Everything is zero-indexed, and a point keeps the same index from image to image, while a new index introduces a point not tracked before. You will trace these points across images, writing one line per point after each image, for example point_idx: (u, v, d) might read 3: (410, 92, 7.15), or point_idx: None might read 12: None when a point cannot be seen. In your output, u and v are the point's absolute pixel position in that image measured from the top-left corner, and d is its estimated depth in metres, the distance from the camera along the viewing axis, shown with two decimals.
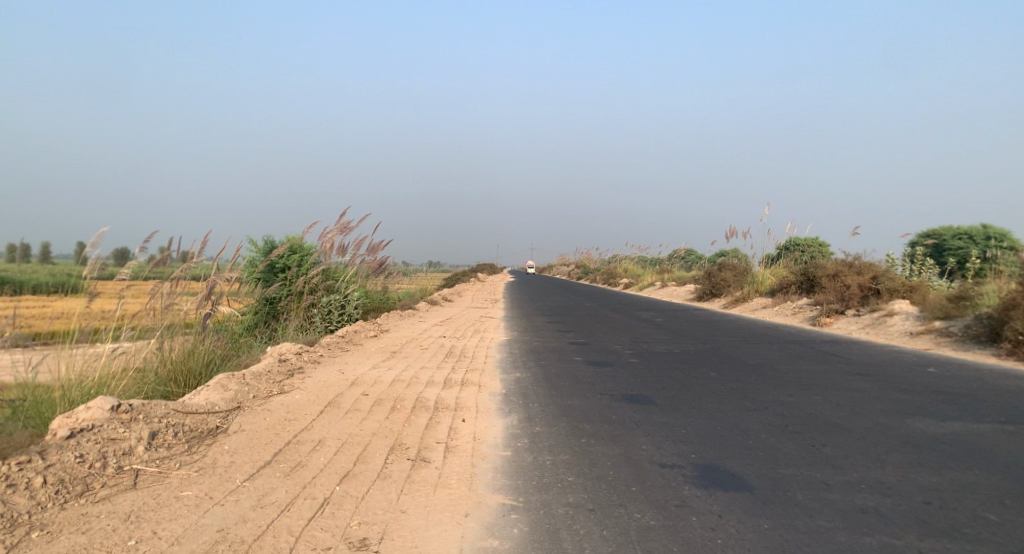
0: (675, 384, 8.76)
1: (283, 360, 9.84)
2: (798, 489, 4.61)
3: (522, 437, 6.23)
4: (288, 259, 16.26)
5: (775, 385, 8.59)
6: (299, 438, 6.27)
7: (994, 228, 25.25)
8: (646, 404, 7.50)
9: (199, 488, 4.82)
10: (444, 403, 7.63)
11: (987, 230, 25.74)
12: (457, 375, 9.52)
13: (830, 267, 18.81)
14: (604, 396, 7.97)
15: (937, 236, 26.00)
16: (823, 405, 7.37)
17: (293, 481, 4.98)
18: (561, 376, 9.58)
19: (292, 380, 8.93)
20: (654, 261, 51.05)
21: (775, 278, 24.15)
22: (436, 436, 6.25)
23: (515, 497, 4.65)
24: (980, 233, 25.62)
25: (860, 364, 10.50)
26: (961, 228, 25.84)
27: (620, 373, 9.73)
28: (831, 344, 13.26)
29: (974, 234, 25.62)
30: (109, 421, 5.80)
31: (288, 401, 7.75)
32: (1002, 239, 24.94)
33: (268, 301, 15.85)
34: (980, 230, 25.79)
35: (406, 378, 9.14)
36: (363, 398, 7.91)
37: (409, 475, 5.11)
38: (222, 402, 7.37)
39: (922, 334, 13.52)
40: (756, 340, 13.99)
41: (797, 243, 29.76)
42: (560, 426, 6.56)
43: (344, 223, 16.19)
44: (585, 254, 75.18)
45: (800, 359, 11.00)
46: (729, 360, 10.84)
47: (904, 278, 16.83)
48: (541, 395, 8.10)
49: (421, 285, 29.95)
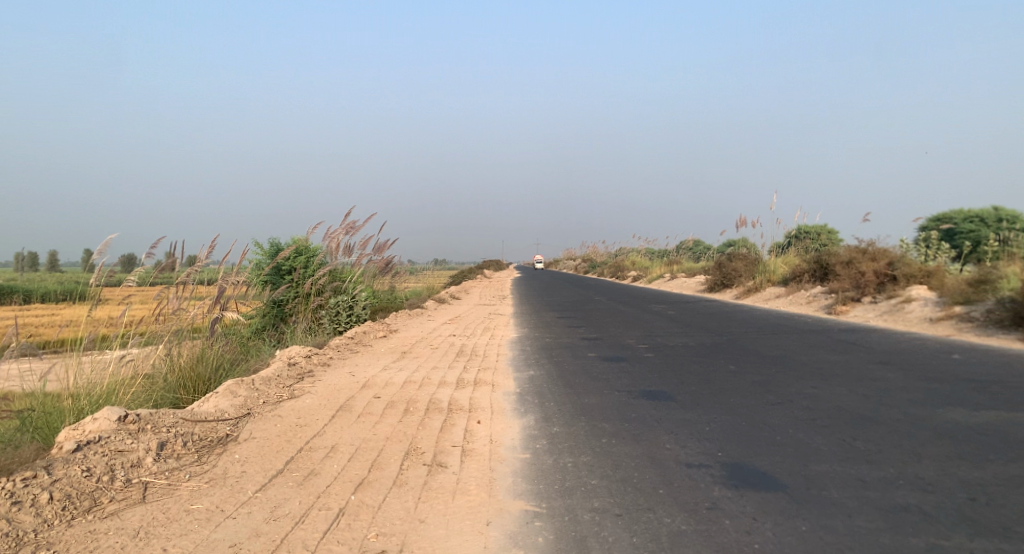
0: (694, 378, 8.56)
1: (292, 364, 9.68)
2: (834, 488, 4.41)
3: (540, 438, 6.05)
4: (294, 261, 16.09)
5: (796, 377, 8.37)
6: (311, 445, 6.11)
7: (1006, 210, 24.88)
8: (666, 400, 7.30)
9: (210, 501, 4.65)
10: (458, 404, 7.45)
11: (999, 212, 25.36)
12: (470, 375, 9.33)
13: (843, 255, 18.53)
14: (622, 393, 7.78)
15: (948, 220, 25.62)
16: (849, 396, 7.15)
17: (307, 491, 4.80)
18: (575, 373, 9.37)
19: (302, 384, 8.77)
20: (661, 253, 50.73)
21: (786, 267, 23.84)
22: (452, 439, 6.07)
23: (538, 503, 4.46)
24: (991, 216, 25.25)
25: (882, 352, 10.25)
26: (972, 211, 25.53)
27: (636, 368, 9.52)
28: (849, 332, 13.01)
29: (985, 217, 25.29)
30: (116, 432, 5.63)
31: (298, 406, 7.58)
32: (1014, 221, 24.57)
33: (276, 304, 15.69)
34: (991, 213, 25.45)
35: (417, 379, 8.97)
36: (376, 401, 7.73)
37: (426, 482, 4.93)
38: (232, 409, 7.21)
39: (942, 320, 13.24)
40: (771, 330, 13.74)
41: (806, 231, 29.42)
42: (579, 425, 6.37)
43: (350, 223, 16.04)
44: (592, 247, 74.87)
45: (819, 349, 10.75)
46: (746, 352, 10.63)
47: (921, 263, 16.51)
48: (557, 394, 7.91)
49: (429, 283, 29.79)
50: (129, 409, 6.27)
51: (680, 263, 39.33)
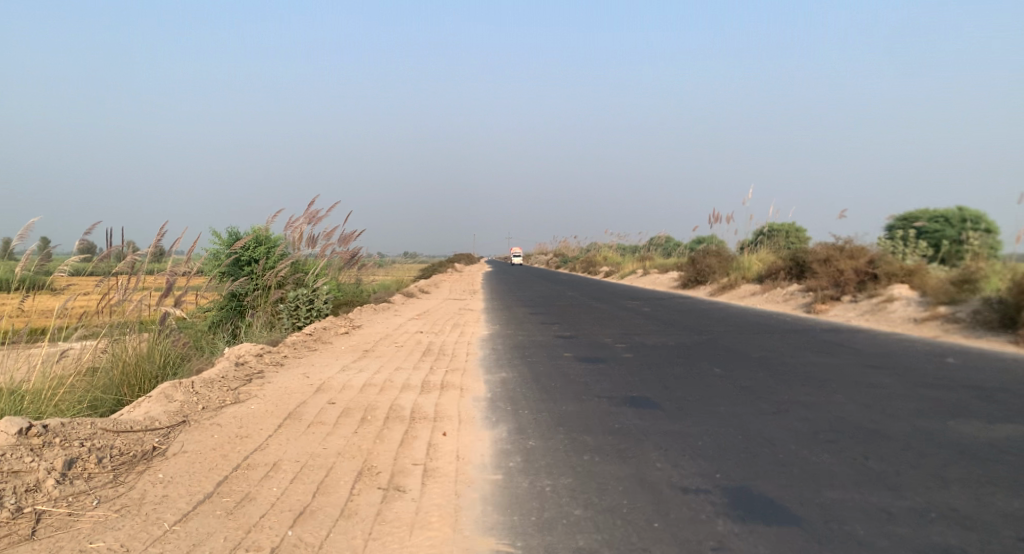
0: (678, 382, 7.93)
1: (240, 365, 8.82)
2: (857, 521, 3.77)
3: (513, 454, 5.35)
4: (254, 251, 15.17)
5: (788, 382, 7.78)
6: (250, 461, 5.33)
7: (970, 210, 24.80)
8: (651, 409, 6.65)
9: (114, 537, 3.85)
10: (421, 413, 6.70)
11: (962, 212, 25.27)
12: (436, 377, 8.57)
13: (820, 252, 18.12)
14: (601, 400, 7.12)
15: (914, 219, 25.48)
16: (848, 405, 6.56)
17: (235, 523, 4.04)
18: (550, 375, 8.68)
19: (249, 386, 7.94)
20: (634, 249, 50.29)
21: (761, 264, 23.40)
22: (412, 456, 5.33)
23: (511, 541, 3.76)
24: (954, 216, 25.15)
25: (872, 355, 9.71)
26: (936, 211, 25.46)
27: (614, 371, 8.86)
28: (832, 333, 12.51)
29: (948, 216, 25.22)
30: (14, 449, 4.78)
31: (242, 413, 6.78)
32: (977, 221, 24.50)
33: (234, 296, 14.77)
34: (954, 212, 25.35)
35: (378, 382, 8.19)
36: (330, 407, 6.95)
37: (380, 512, 4.21)
38: (163, 416, 6.37)
39: (927, 320, 12.78)
40: (752, 330, 13.19)
41: (778, 228, 29.04)
42: (556, 438, 5.67)
43: (313, 212, 15.18)
44: (564, 242, 74.32)
45: (806, 351, 10.19)
46: (729, 353, 10.05)
47: (901, 262, 16.09)
48: (531, 400, 7.22)
49: (399, 277, 28.93)
50: (38, 420, 5.42)
51: (652, 259, 38.87)
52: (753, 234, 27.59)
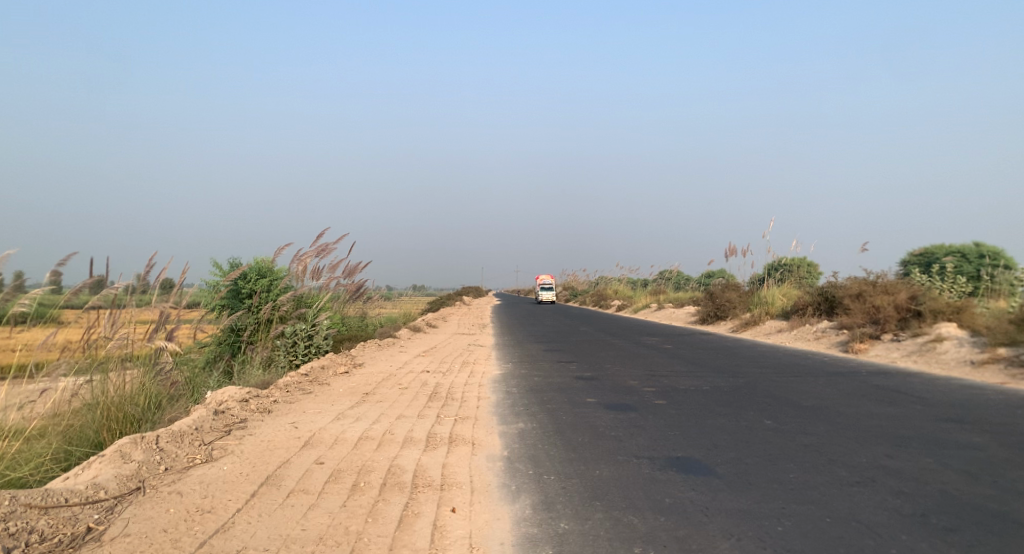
0: (727, 439, 6.74)
1: (219, 413, 7.67)
2: None
3: (543, 544, 4.17)
4: (255, 283, 14.15)
5: (858, 440, 6.58)
6: (208, 549, 4.17)
7: (989, 247, 23.52)
8: (706, 476, 5.47)
9: None
10: (426, 478, 5.51)
11: (981, 248, 24.03)
12: (442, 429, 7.38)
13: (855, 288, 16.89)
14: (641, 462, 5.93)
15: (932, 256, 24.26)
16: (948, 473, 5.36)
17: None
18: (576, 427, 7.49)
19: (226, 441, 6.78)
20: (644, 283, 49.03)
21: (785, 300, 22.15)
22: (412, 545, 4.16)
23: None
24: (973, 252, 23.87)
25: (941, 405, 8.48)
26: (953, 247, 24.23)
27: (650, 422, 7.68)
28: (883, 376, 11.27)
29: (965, 252, 23.96)
30: None
31: (210, 476, 5.63)
32: (997, 257, 23.24)
33: (230, 331, 13.70)
34: (972, 248, 24.08)
35: (376, 435, 7.00)
36: (316, 469, 5.78)
37: None
38: (112, 482, 5.22)
39: (987, 364, 11.52)
40: (792, 372, 11.95)
41: (795, 262, 27.77)
42: (596, 520, 4.49)
43: (321, 244, 14.19)
44: (572, 275, 73.26)
45: (864, 399, 8.94)
46: (777, 401, 8.85)
47: (946, 298, 14.82)
48: (557, 461, 6.05)
49: (405, 310, 27.91)
50: None
51: (665, 293, 37.61)
52: (769, 268, 26.33)
